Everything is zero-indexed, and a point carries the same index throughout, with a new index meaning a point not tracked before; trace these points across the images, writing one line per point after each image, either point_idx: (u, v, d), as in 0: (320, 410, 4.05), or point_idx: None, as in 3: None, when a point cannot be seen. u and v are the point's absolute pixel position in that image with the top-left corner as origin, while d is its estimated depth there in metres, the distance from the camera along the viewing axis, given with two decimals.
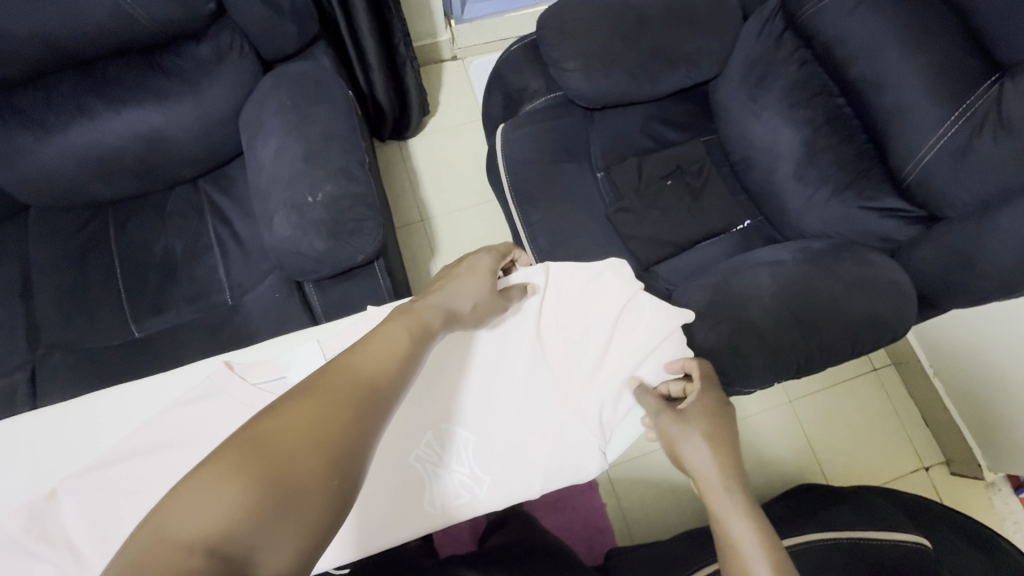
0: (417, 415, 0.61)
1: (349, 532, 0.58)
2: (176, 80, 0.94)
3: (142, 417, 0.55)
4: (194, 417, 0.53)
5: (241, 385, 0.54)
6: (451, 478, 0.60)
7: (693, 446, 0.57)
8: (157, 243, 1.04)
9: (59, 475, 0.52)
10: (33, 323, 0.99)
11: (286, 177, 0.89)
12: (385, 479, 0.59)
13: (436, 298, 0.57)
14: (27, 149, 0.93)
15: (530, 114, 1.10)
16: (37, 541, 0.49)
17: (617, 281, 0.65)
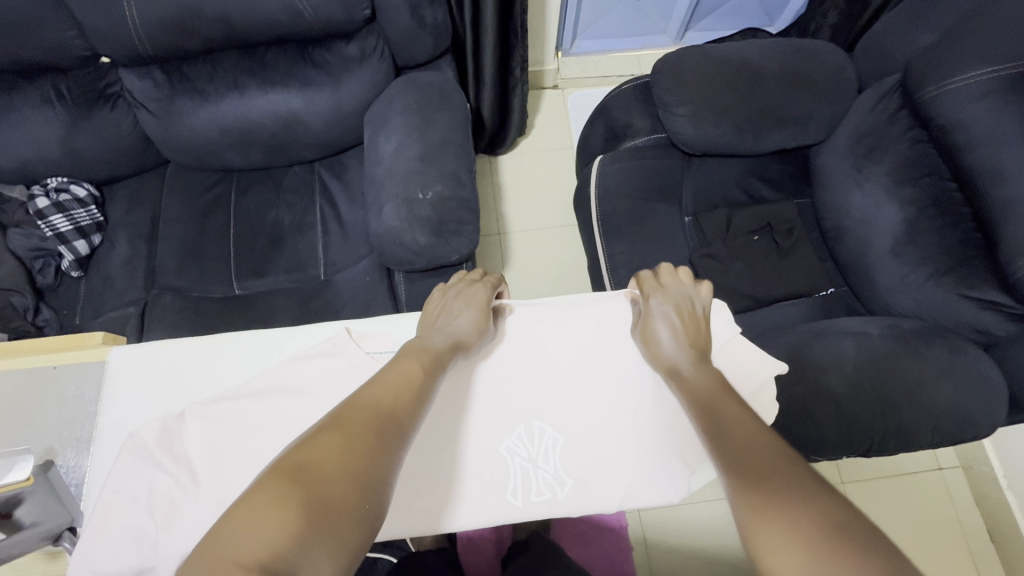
0: (510, 408, 0.64)
1: (438, 506, 0.60)
2: (321, 72, 1.04)
3: (265, 362, 0.61)
4: (315, 370, 0.59)
5: (357, 350, 0.60)
6: (537, 474, 0.61)
7: (661, 333, 0.63)
8: (270, 213, 1.14)
9: (187, 399, 0.58)
10: (152, 266, 1.10)
11: (402, 173, 0.96)
12: (475, 462, 0.62)
13: (438, 334, 0.61)
14: (182, 112, 1.03)
15: (630, 149, 1.14)
16: (163, 451, 0.54)
17: (717, 322, 0.67)
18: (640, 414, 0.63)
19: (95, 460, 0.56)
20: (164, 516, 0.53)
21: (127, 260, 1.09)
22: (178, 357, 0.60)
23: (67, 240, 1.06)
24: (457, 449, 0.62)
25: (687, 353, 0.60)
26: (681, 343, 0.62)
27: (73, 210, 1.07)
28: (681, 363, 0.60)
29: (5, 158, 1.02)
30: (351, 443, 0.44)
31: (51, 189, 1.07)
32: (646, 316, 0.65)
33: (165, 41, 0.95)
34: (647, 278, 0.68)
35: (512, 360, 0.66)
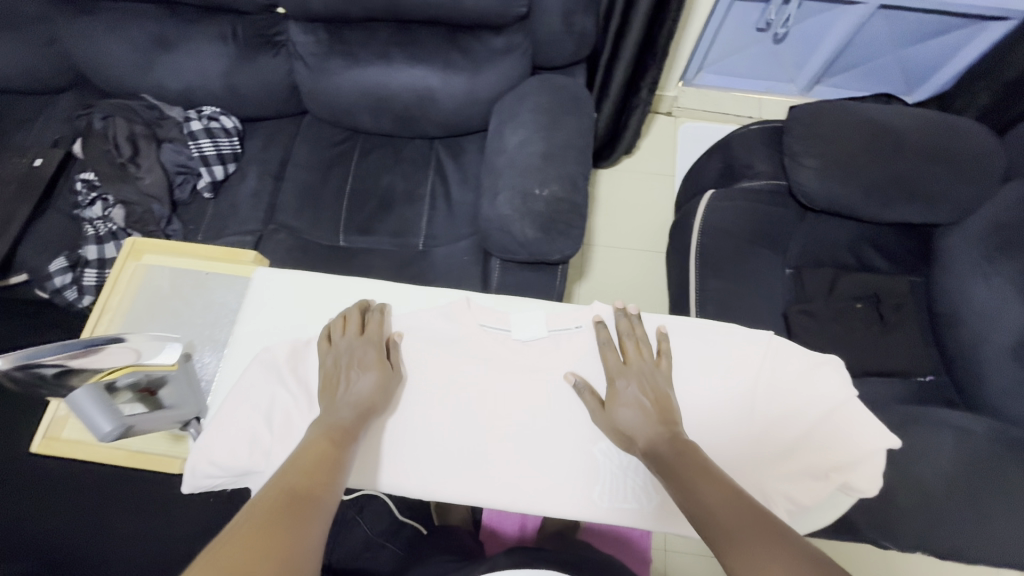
0: None
1: (523, 485, 0.60)
2: (465, 58, 1.08)
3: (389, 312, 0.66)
4: (431, 332, 0.66)
5: (474, 321, 0.66)
6: (625, 481, 0.61)
7: (629, 420, 0.56)
8: (384, 178, 1.20)
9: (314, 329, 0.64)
10: (273, 203, 1.18)
11: (523, 166, 0.99)
12: (565, 453, 0.62)
13: (344, 406, 0.57)
14: (331, 71, 1.10)
15: (744, 190, 1.12)
16: (289, 371, 0.60)
17: (836, 378, 0.58)
18: (746, 448, 0.57)
19: (226, 366, 0.61)
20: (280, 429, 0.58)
21: (253, 193, 1.18)
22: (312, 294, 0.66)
23: (208, 163, 1.16)
24: (547, 435, 0.62)
25: (658, 435, 0.54)
26: (648, 425, 0.55)
27: (219, 137, 1.17)
28: (656, 447, 0.53)
29: (174, 81, 1.13)
30: (273, 543, 0.43)
31: (205, 116, 1.17)
32: (614, 397, 0.58)
33: (336, 4, 1.02)
34: (608, 352, 0.61)
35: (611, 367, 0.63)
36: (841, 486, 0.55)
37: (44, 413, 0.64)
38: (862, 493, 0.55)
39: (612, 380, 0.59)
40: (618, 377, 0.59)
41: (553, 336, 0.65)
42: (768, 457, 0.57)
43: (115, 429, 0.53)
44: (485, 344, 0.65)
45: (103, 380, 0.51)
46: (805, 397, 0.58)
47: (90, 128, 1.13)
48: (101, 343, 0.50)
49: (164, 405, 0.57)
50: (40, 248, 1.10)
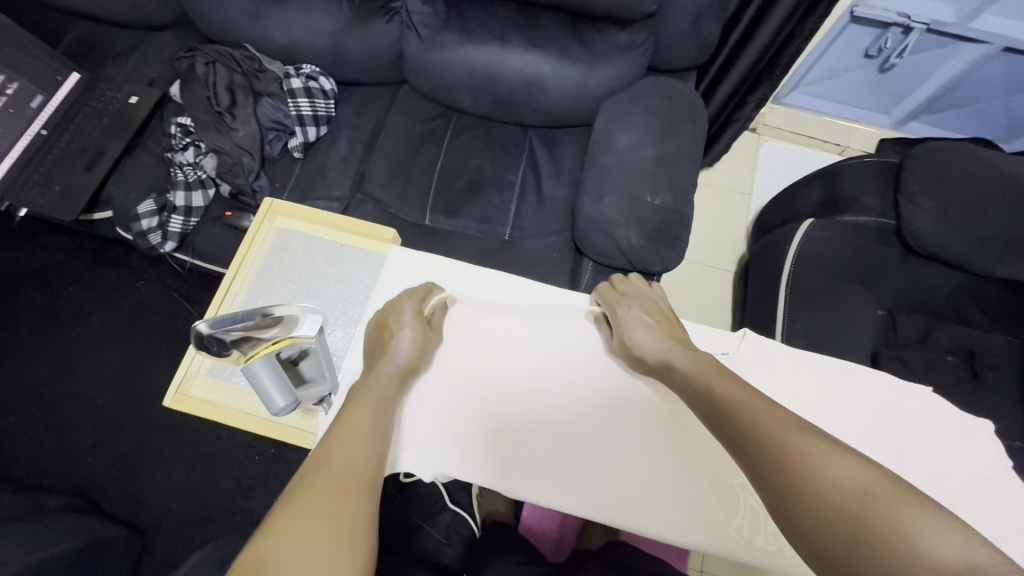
0: None
1: (656, 509, 0.62)
2: (584, 50, 1.04)
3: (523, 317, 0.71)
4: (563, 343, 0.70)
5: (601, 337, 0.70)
6: (764, 519, 0.61)
7: (641, 338, 0.63)
8: (474, 160, 1.17)
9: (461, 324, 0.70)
10: (361, 172, 1.16)
11: (634, 169, 0.97)
12: (699, 478, 0.63)
13: (384, 370, 0.57)
14: (443, 45, 1.07)
15: (848, 224, 1.09)
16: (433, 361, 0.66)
17: (991, 446, 0.57)
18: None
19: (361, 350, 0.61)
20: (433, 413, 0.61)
21: (343, 159, 1.16)
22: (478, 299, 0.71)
23: (303, 123, 1.14)
24: (681, 457, 0.64)
25: (669, 347, 0.61)
26: (658, 341, 0.62)
27: (317, 98, 1.15)
28: (671, 356, 0.60)
29: (280, 35, 1.11)
30: (345, 525, 0.42)
31: (304, 75, 1.16)
32: (620, 323, 0.65)
33: None
34: (607, 293, 0.71)
35: None
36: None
37: (174, 369, 0.65)
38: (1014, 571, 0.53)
39: (614, 306, 0.68)
40: (620, 306, 0.67)
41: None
42: None
43: (286, 404, 0.55)
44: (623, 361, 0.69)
45: (272, 351, 0.52)
46: (960, 464, 0.56)
47: (190, 71, 1.11)
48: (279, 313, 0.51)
49: (307, 378, 0.57)
50: (128, 187, 1.09)
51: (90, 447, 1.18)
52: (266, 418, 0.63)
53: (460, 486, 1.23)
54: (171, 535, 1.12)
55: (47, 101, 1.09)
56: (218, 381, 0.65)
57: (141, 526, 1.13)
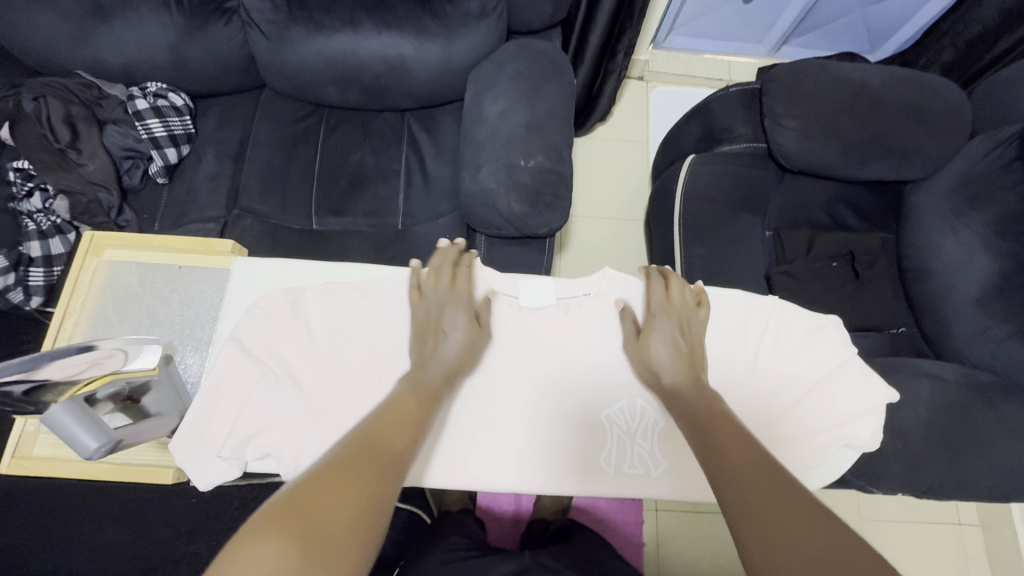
0: (613, 382, 0.64)
1: (538, 462, 0.62)
2: (438, 24, 1.02)
3: (389, 291, 0.62)
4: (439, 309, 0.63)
5: (493, 291, 0.65)
6: (633, 448, 0.62)
7: (661, 353, 0.61)
8: (354, 154, 1.13)
9: (307, 302, 0.60)
10: (235, 187, 1.10)
11: (505, 137, 0.96)
12: (574, 424, 0.63)
13: (432, 367, 0.58)
14: (292, 40, 1.02)
15: (725, 154, 1.12)
16: (265, 353, 0.58)
17: (836, 339, 0.64)
18: (757, 409, 0.62)
19: (212, 376, 0.57)
20: (255, 415, 0.56)
21: (212, 176, 1.10)
22: (337, 288, 0.61)
23: (159, 146, 1.07)
24: (559, 412, 0.63)
25: (683, 372, 0.60)
26: (677, 365, 0.60)
27: (169, 117, 1.07)
28: (680, 383, 0.59)
29: (114, 55, 1.02)
30: (362, 520, 0.42)
31: (150, 94, 1.08)
32: (648, 330, 0.62)
33: None
34: (653, 288, 0.64)
35: (608, 331, 0.65)
36: (844, 443, 0.61)
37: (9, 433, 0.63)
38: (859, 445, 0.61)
39: (650, 315, 0.62)
40: (653, 313, 0.63)
41: (562, 306, 0.66)
42: (775, 415, 0.62)
43: (101, 446, 0.49)
44: (499, 312, 0.64)
45: (82, 394, 0.48)
46: (811, 363, 0.63)
47: (18, 110, 1.00)
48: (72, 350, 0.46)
49: (150, 413, 0.56)
50: None
51: None
52: (118, 464, 0.61)
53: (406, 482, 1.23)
54: None
55: None
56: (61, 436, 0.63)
57: None
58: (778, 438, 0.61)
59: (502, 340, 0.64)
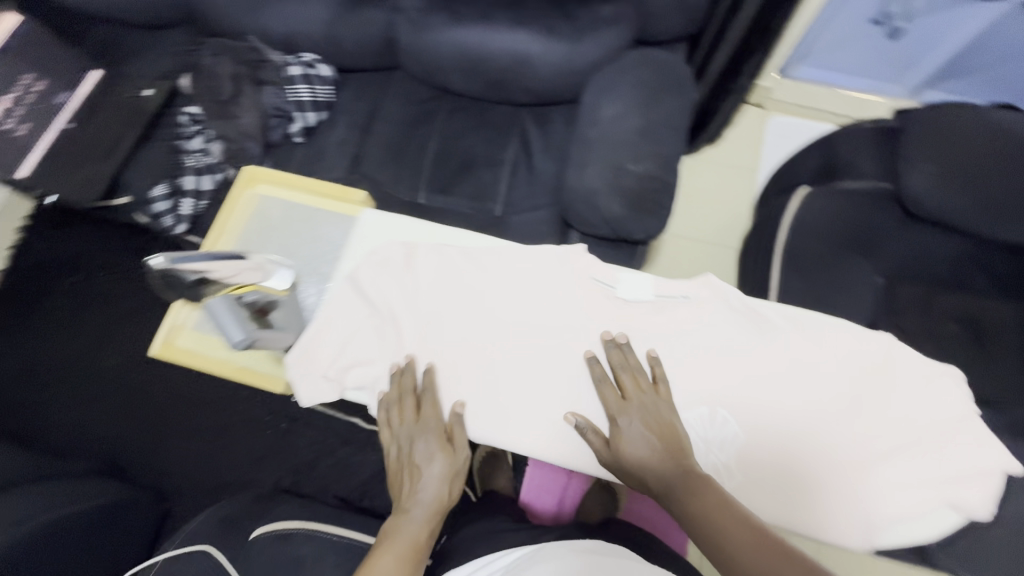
0: (698, 386, 0.62)
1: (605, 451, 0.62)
2: (569, 27, 1.06)
3: (492, 258, 0.66)
4: (538, 281, 0.66)
5: (589, 273, 0.66)
6: (705, 458, 0.60)
7: (640, 456, 0.58)
8: (466, 139, 1.19)
9: (418, 257, 0.66)
10: (357, 155, 1.21)
11: (616, 141, 0.97)
12: None
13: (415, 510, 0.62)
14: (432, 29, 1.10)
15: (842, 190, 1.06)
16: (377, 295, 0.64)
17: (956, 395, 0.60)
18: (852, 447, 0.60)
19: (328, 306, 0.64)
20: (361, 346, 0.64)
21: (341, 141, 1.21)
22: (448, 249, 0.66)
23: (303, 109, 1.20)
24: None
25: (666, 467, 0.56)
26: (655, 458, 0.57)
27: (315, 85, 1.20)
28: (669, 477, 0.56)
29: (280, 25, 1.16)
30: None
31: (303, 62, 1.21)
32: (619, 438, 0.59)
33: None
34: (606, 389, 0.61)
35: (700, 335, 0.64)
36: (951, 507, 0.58)
37: (163, 320, 0.73)
38: (962, 510, 0.58)
39: (614, 419, 0.60)
40: (620, 415, 0.60)
41: (659, 303, 0.64)
42: (874, 458, 0.59)
43: (243, 339, 0.59)
44: (592, 297, 0.65)
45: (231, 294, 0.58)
46: (926, 414, 0.60)
47: (199, 64, 1.18)
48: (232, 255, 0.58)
49: (274, 326, 0.62)
50: (144, 173, 1.19)
51: (123, 417, 1.39)
52: (242, 368, 0.71)
53: None
54: (189, 496, 1.32)
55: (71, 96, 1.20)
56: (202, 333, 0.74)
57: (163, 495, 1.32)
58: (872, 483, 0.59)
59: (591, 322, 0.65)
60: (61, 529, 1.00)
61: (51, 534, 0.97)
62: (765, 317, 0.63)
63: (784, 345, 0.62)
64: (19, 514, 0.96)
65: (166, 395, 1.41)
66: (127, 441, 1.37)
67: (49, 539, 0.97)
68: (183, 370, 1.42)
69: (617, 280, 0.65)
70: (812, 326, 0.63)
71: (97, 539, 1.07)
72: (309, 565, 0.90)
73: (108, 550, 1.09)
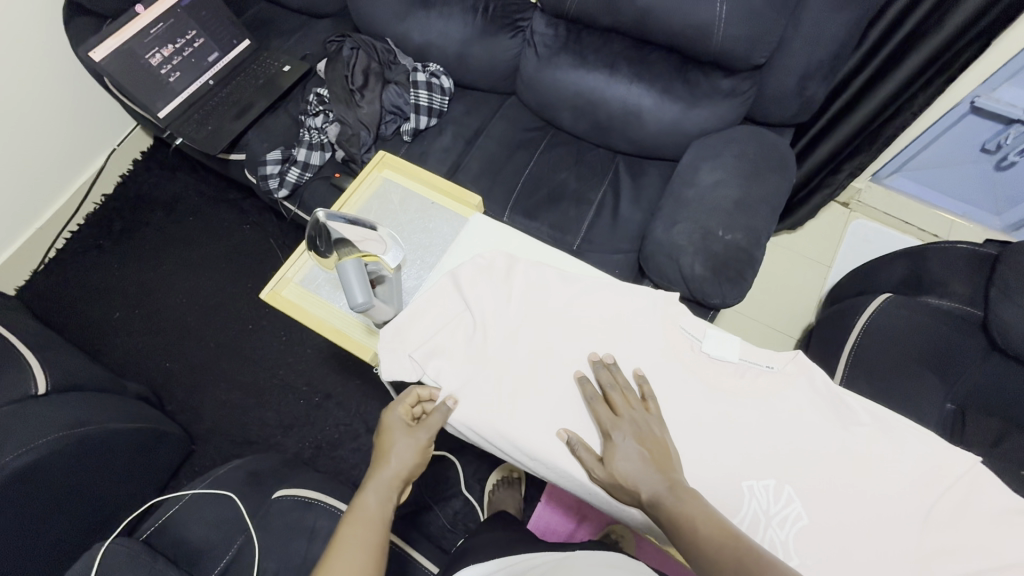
0: (767, 457, 0.66)
1: None
2: (686, 91, 1.10)
3: (596, 290, 0.74)
4: (633, 322, 0.73)
5: (680, 325, 0.72)
6: (764, 529, 0.62)
7: (630, 469, 0.60)
8: (560, 172, 1.24)
9: (532, 275, 0.75)
10: (456, 165, 1.27)
11: (711, 205, 1.00)
12: (713, 478, 0.65)
13: (376, 490, 0.64)
14: (556, 67, 1.17)
15: (929, 305, 1.03)
16: (491, 300, 0.74)
17: None
18: (914, 561, 0.60)
19: (445, 300, 0.75)
20: (466, 342, 0.73)
21: (444, 149, 1.29)
22: (558, 275, 0.75)
23: (418, 112, 1.27)
24: (704, 461, 0.66)
25: (658, 481, 0.58)
26: (646, 471, 0.59)
27: (435, 93, 1.28)
28: (658, 488, 0.58)
29: (419, 35, 1.26)
30: None
31: (429, 71, 1.30)
32: (612, 452, 0.62)
33: (589, 11, 1.08)
34: (598, 407, 0.65)
35: (777, 406, 0.68)
36: None
37: (274, 274, 0.86)
38: None
39: (608, 433, 0.63)
40: (613, 430, 0.63)
41: (741, 366, 0.70)
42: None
43: (363, 302, 0.69)
44: (680, 344, 0.71)
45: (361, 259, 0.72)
46: (999, 546, 0.59)
47: (338, 53, 1.29)
48: (369, 225, 0.78)
49: (381, 299, 0.75)
50: (263, 137, 1.29)
51: (180, 354, 1.47)
52: (336, 328, 0.82)
53: (476, 477, 1.27)
54: (218, 445, 1.36)
55: (220, 58, 1.33)
56: (304, 290, 0.85)
57: (194, 436, 1.37)
58: None
59: (675, 369, 0.70)
60: (103, 439, 1.06)
61: (93, 442, 1.04)
62: (848, 406, 0.67)
63: (858, 438, 0.66)
64: (73, 417, 1.04)
65: (219, 344, 1.47)
66: (176, 378, 1.44)
67: (90, 447, 1.03)
68: (240, 325, 1.49)
69: (705, 335, 0.71)
70: (889, 427, 0.66)
71: (128, 459, 1.13)
72: (322, 539, 0.90)
73: (126, 473, 1.14)
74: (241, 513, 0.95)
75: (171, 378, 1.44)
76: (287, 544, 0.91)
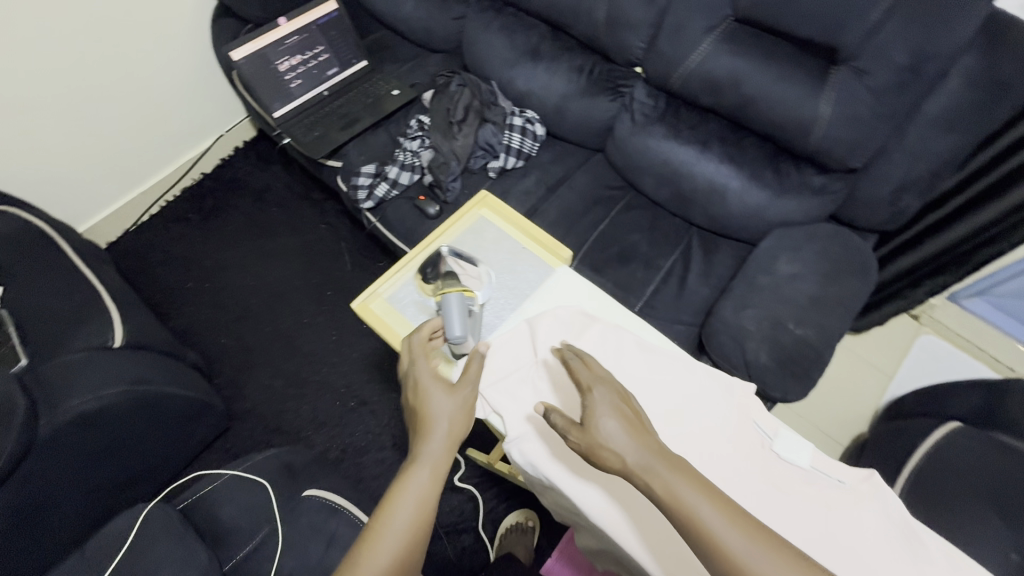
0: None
1: None
2: (775, 179, 1.12)
3: (678, 367, 0.76)
4: (710, 405, 0.74)
5: (754, 418, 0.73)
6: None
7: (613, 435, 0.60)
8: (633, 233, 1.26)
9: (617, 340, 0.78)
10: (533, 208, 1.32)
11: (787, 297, 0.99)
12: None
13: (425, 456, 0.65)
14: (649, 134, 1.21)
15: (995, 439, 0.97)
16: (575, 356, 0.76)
17: None
18: None
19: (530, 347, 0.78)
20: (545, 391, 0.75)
21: (525, 191, 1.34)
22: (643, 345, 0.77)
23: (508, 153, 1.34)
24: None
25: (645, 451, 0.58)
26: (632, 440, 0.59)
27: (527, 138, 1.35)
28: (648, 460, 0.58)
29: (524, 84, 1.34)
30: None
31: (525, 117, 1.37)
32: (591, 415, 0.62)
33: (693, 89, 1.12)
34: (579, 370, 0.67)
35: (848, 525, 0.65)
36: None
37: (367, 288, 0.91)
38: None
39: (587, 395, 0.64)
40: (589, 391, 0.65)
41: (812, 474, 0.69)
42: None
43: (458, 335, 0.76)
44: (753, 438, 0.71)
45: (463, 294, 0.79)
46: None
47: (446, 86, 1.38)
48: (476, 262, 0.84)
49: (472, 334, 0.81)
50: (361, 150, 1.38)
51: (235, 334, 1.53)
52: None
53: (492, 517, 1.25)
54: (251, 429, 1.40)
55: (338, 73, 1.45)
56: (391, 307, 0.90)
57: (231, 415, 1.42)
58: None
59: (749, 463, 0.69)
60: (155, 401, 1.10)
61: (146, 402, 1.09)
62: (923, 542, 0.64)
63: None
64: (136, 374, 1.09)
65: (274, 332, 1.54)
66: (227, 355, 1.51)
67: (141, 406, 1.08)
68: (297, 318, 1.55)
69: (778, 435, 0.72)
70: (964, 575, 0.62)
71: (166, 423, 1.17)
72: (340, 546, 0.91)
73: (164, 436, 1.18)
74: (271, 504, 0.96)
75: (223, 354, 1.51)
76: (305, 544, 0.91)
